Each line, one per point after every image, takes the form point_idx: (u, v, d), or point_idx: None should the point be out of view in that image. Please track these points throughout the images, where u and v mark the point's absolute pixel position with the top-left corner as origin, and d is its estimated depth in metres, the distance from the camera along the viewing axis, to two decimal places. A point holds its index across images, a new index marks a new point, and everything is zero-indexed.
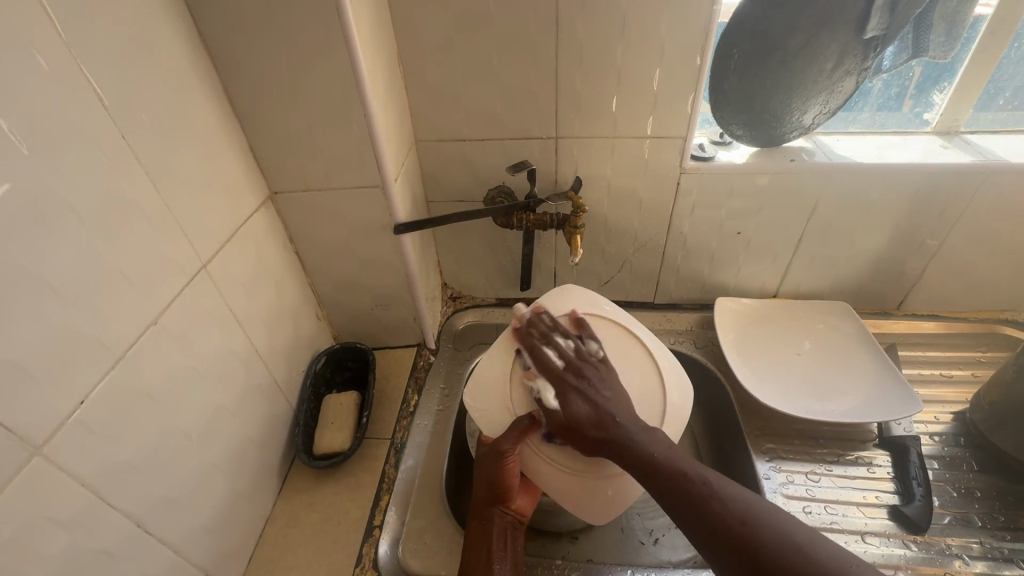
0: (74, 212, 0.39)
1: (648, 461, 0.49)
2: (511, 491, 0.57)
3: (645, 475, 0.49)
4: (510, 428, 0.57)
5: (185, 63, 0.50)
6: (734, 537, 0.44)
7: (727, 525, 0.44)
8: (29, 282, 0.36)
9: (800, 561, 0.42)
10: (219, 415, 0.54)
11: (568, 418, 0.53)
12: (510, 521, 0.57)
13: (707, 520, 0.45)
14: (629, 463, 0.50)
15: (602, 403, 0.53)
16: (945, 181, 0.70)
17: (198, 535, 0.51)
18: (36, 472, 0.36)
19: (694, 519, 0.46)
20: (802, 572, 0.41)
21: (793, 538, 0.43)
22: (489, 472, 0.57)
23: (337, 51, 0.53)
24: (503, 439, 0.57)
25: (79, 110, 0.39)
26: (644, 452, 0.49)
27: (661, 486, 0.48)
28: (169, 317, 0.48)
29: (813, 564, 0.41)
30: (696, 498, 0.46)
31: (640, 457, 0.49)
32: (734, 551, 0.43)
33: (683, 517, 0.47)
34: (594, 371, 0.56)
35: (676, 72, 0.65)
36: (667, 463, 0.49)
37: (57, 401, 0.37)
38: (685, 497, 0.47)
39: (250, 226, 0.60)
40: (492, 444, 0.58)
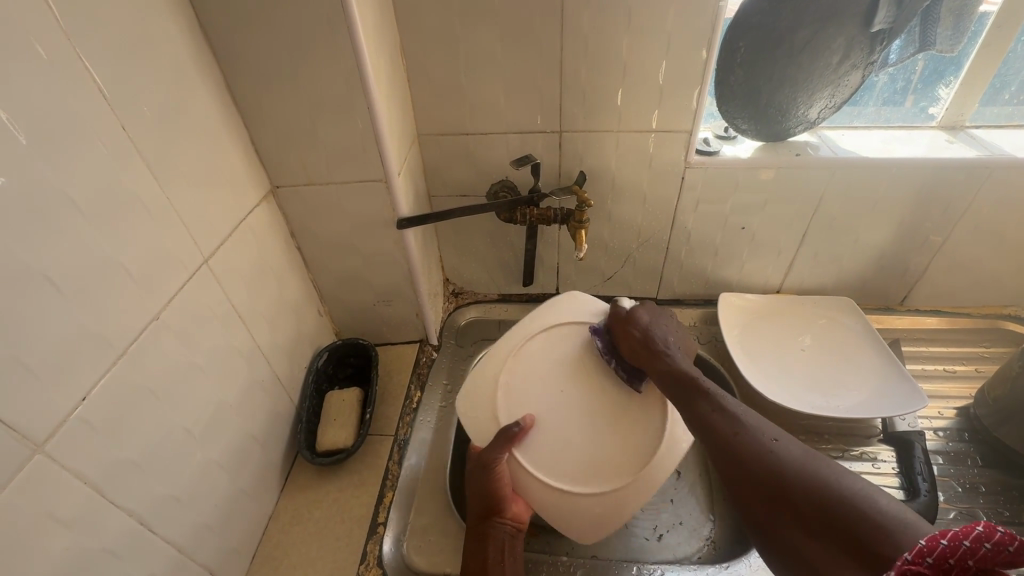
0: (75, 206, 0.38)
1: (684, 389, 0.52)
2: (505, 499, 0.56)
3: (674, 387, 0.53)
4: (498, 436, 0.58)
5: (186, 55, 0.49)
6: (749, 441, 0.44)
7: (745, 432, 0.45)
8: (30, 277, 0.35)
9: (809, 467, 0.41)
10: (222, 411, 0.53)
11: (631, 330, 0.61)
12: (509, 530, 0.56)
13: (723, 426, 0.46)
14: (664, 376, 0.55)
15: (661, 333, 0.61)
16: (951, 176, 0.70)
17: (201, 533, 0.50)
18: (37, 470, 0.35)
19: (712, 423, 0.47)
20: (809, 471, 0.40)
21: (808, 452, 0.43)
22: (479, 482, 0.57)
23: (340, 43, 0.52)
24: (489, 449, 0.58)
25: (79, 101, 0.38)
26: (680, 368, 0.55)
27: (689, 396, 0.51)
28: (171, 312, 0.47)
29: (824, 468, 0.41)
30: (718, 410, 0.48)
31: (677, 372, 0.54)
32: (745, 452, 0.44)
33: (700, 425, 0.48)
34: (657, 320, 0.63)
35: (682, 65, 0.64)
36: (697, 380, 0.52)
37: (58, 398, 0.36)
38: (708, 406, 0.49)
39: (251, 221, 0.60)
40: (480, 455, 0.59)
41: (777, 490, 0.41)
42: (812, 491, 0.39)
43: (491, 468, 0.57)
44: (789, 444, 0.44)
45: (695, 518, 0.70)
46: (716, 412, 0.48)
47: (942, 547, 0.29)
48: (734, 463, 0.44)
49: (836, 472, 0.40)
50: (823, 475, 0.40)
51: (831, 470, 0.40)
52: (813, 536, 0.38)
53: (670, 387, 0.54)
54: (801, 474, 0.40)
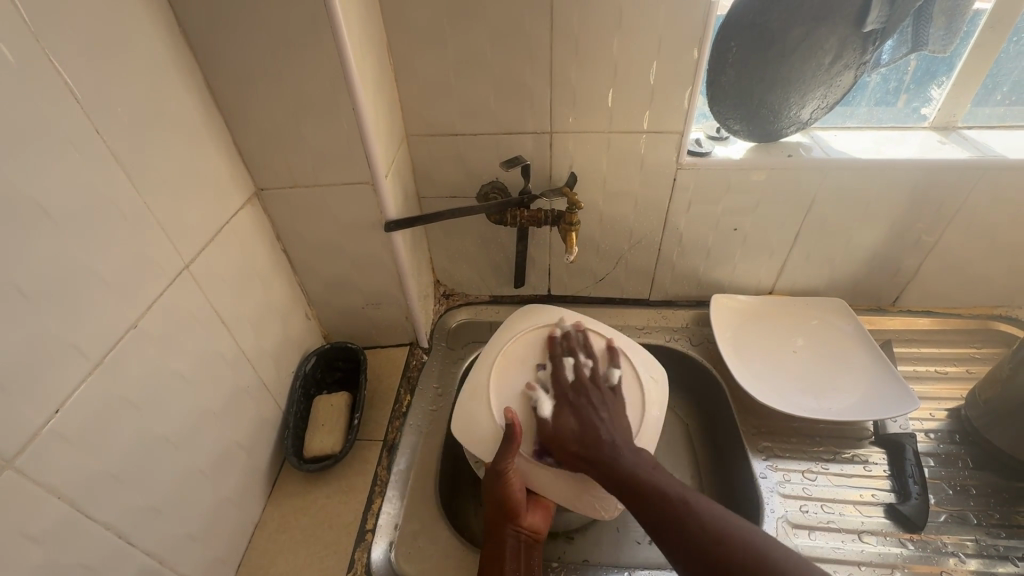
0: (46, 213, 0.37)
1: (626, 481, 0.52)
2: (519, 506, 0.57)
3: (616, 488, 0.52)
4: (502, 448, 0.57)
5: (164, 55, 0.48)
6: (702, 551, 0.45)
7: (693, 517, 0.48)
8: (1, 289, 0.34)
9: (762, 566, 0.43)
10: (205, 420, 0.52)
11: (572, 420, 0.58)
12: (525, 539, 0.56)
13: (678, 520, 0.48)
14: (612, 482, 0.53)
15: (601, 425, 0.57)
16: (943, 177, 0.70)
17: (184, 544, 0.50)
18: (7, 485, 0.34)
19: (666, 530, 0.48)
20: (764, 562, 0.43)
21: (766, 545, 0.45)
22: (492, 490, 0.57)
23: (324, 43, 0.51)
24: (497, 459, 0.57)
25: (51, 105, 0.37)
26: (624, 470, 0.53)
27: (640, 498, 0.51)
28: (150, 320, 0.46)
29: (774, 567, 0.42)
30: (676, 517, 0.48)
31: (622, 473, 0.53)
32: (705, 573, 0.44)
33: (659, 536, 0.48)
34: (597, 394, 0.61)
35: (673, 66, 0.63)
36: (649, 478, 0.52)
37: (29, 411, 0.35)
38: (661, 502, 0.49)
39: (236, 224, 0.59)
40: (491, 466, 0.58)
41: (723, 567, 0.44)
42: (763, 569, 0.43)
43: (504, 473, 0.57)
44: (733, 526, 0.47)
45: None
46: (659, 497, 0.50)
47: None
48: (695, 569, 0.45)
49: (778, 554, 0.44)
50: (771, 563, 0.43)
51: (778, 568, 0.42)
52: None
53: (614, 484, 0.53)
54: (752, 553, 0.44)
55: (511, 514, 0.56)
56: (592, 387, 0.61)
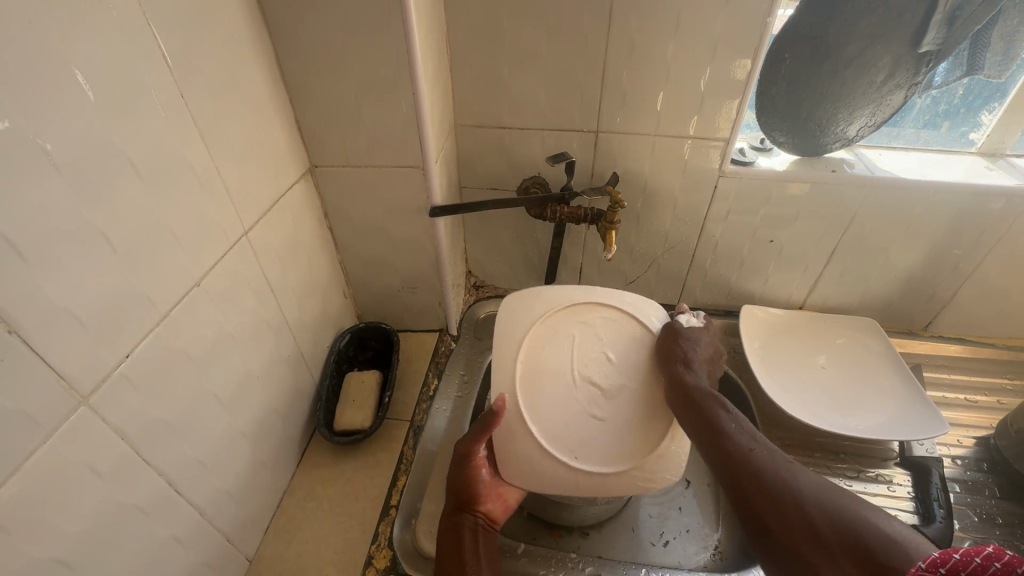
0: (132, 166, 0.39)
1: (688, 398, 0.52)
2: (481, 495, 0.57)
3: (685, 406, 0.52)
4: (466, 433, 0.58)
5: (242, 29, 0.50)
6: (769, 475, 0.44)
7: (754, 454, 0.46)
8: (89, 235, 0.36)
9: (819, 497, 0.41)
10: (249, 382, 0.54)
11: (670, 369, 0.56)
12: (481, 523, 0.56)
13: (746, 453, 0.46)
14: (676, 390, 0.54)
15: (696, 356, 0.58)
16: (988, 202, 0.69)
17: (222, 500, 0.51)
18: (81, 420, 0.36)
19: (733, 454, 0.46)
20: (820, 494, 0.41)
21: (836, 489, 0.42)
22: (453, 474, 0.58)
23: (392, 29, 0.53)
24: (461, 443, 0.58)
25: (145, 66, 0.39)
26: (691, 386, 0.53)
27: (702, 413, 0.50)
28: (210, 280, 0.48)
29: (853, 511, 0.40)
30: (745, 450, 0.46)
31: (704, 401, 0.52)
32: (756, 484, 0.44)
33: (712, 447, 0.48)
34: (695, 346, 0.59)
35: (726, 73, 0.64)
36: (706, 397, 0.52)
37: (104, 353, 0.37)
38: (730, 436, 0.48)
39: (290, 197, 0.61)
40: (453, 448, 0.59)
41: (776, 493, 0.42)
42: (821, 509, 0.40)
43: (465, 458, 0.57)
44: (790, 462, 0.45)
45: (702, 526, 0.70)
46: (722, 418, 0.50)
47: (954, 560, 0.30)
48: (751, 494, 0.43)
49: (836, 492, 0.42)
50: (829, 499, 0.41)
51: (857, 513, 0.39)
52: (822, 548, 0.38)
53: (679, 400, 0.53)
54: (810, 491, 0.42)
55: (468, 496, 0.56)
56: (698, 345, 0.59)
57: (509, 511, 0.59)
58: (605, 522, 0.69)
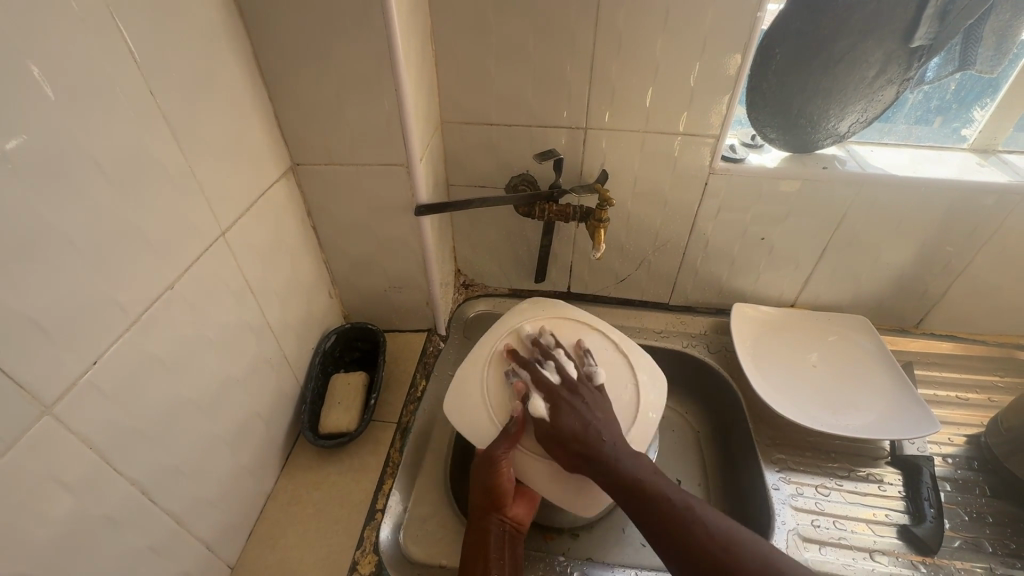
0: (97, 167, 0.37)
1: (625, 486, 0.51)
2: (506, 497, 0.56)
3: (623, 493, 0.51)
4: (500, 433, 0.56)
5: (216, 23, 0.48)
6: (701, 553, 0.46)
7: (700, 542, 0.47)
8: (50, 238, 0.34)
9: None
10: (228, 386, 0.53)
11: (562, 446, 0.54)
12: (508, 530, 0.56)
13: (678, 529, 0.48)
14: (608, 480, 0.51)
15: (594, 427, 0.54)
16: (980, 199, 0.68)
17: (201, 507, 0.50)
18: (45, 430, 0.35)
19: (667, 535, 0.48)
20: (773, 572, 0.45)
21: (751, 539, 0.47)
22: (481, 477, 0.56)
23: (373, 23, 0.51)
24: (492, 444, 0.56)
25: (111, 62, 0.38)
26: (625, 471, 0.51)
27: (645, 505, 0.50)
28: (185, 283, 0.46)
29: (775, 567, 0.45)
30: (674, 520, 0.48)
31: (626, 478, 0.51)
32: (711, 573, 0.45)
33: (664, 545, 0.48)
34: (590, 394, 0.58)
35: (715, 68, 0.63)
36: (643, 480, 0.51)
37: (70, 360, 0.36)
38: (673, 517, 0.49)
39: (270, 197, 0.59)
40: (485, 452, 0.57)
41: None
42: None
43: (494, 464, 0.55)
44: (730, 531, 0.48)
45: None
46: (665, 500, 0.50)
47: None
48: (693, 570, 0.46)
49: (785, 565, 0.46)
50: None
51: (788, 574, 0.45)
52: None
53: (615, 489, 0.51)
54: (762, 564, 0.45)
55: (496, 502, 0.56)
56: (580, 390, 0.58)
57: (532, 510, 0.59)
58: (594, 523, 0.68)
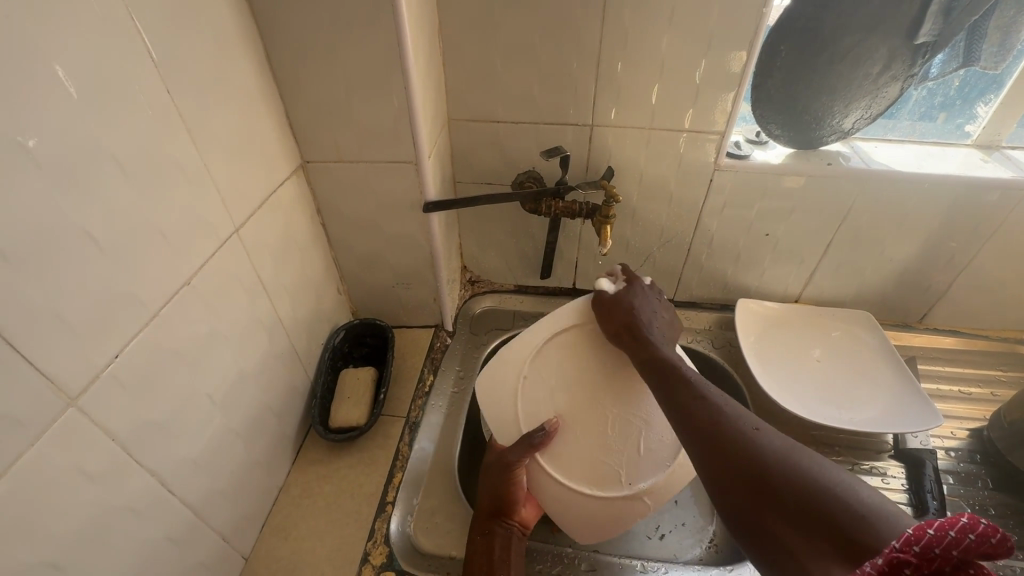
0: (117, 163, 0.38)
1: (664, 369, 0.52)
2: (516, 502, 0.57)
3: (657, 375, 0.52)
4: (521, 441, 0.57)
5: (229, 22, 0.49)
6: (727, 434, 0.44)
7: (717, 423, 0.45)
8: (72, 234, 0.35)
9: (791, 463, 0.41)
10: (242, 380, 0.54)
11: (610, 324, 0.59)
12: (515, 532, 0.57)
13: (706, 418, 0.46)
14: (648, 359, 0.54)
15: (647, 315, 0.59)
16: (983, 194, 0.69)
17: (216, 499, 0.51)
18: (69, 421, 0.35)
19: (694, 416, 0.47)
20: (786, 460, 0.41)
21: (797, 449, 0.43)
22: (496, 481, 0.57)
23: (383, 22, 0.52)
24: (512, 451, 0.57)
25: (129, 60, 0.38)
26: (663, 354, 0.53)
27: (672, 383, 0.51)
28: (200, 278, 0.47)
29: (800, 462, 0.41)
30: (696, 406, 0.48)
31: (664, 363, 0.52)
32: (721, 449, 0.44)
33: (682, 415, 0.48)
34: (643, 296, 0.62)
35: (721, 65, 0.63)
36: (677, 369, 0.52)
37: (93, 353, 0.37)
38: (695, 402, 0.48)
39: (281, 194, 0.60)
40: (501, 456, 0.58)
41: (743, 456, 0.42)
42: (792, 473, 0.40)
43: (510, 468, 0.57)
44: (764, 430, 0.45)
45: (698, 519, 0.70)
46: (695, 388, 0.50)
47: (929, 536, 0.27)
48: (705, 450, 0.45)
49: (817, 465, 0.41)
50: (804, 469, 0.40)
51: (811, 471, 0.40)
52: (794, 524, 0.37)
53: (652, 368, 0.53)
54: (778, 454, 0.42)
55: (505, 506, 0.57)
56: (633, 289, 0.61)
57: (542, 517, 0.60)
58: None
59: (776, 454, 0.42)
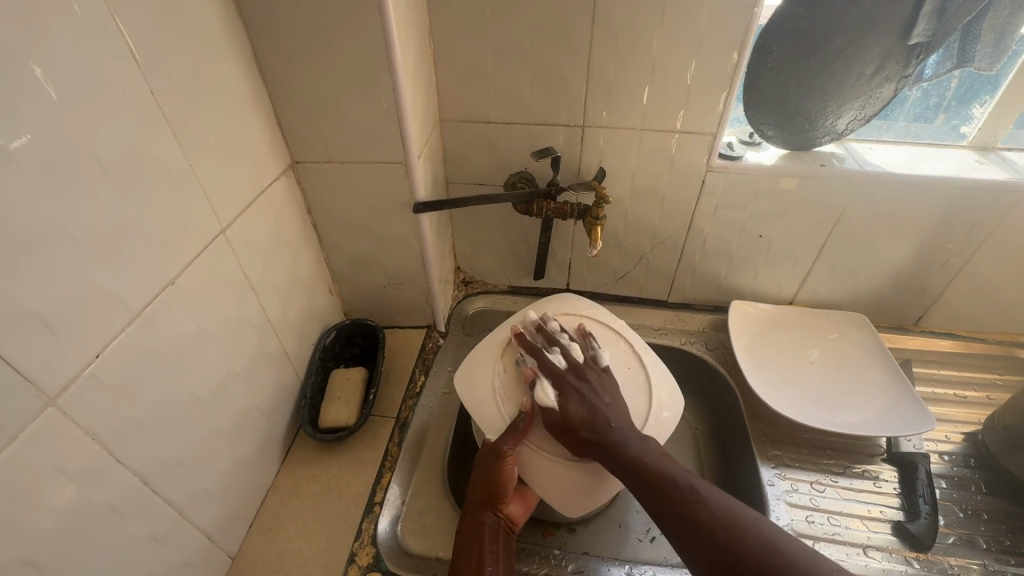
0: (99, 164, 0.38)
1: (633, 472, 0.51)
2: (506, 494, 0.56)
3: (635, 482, 0.50)
4: (508, 429, 0.56)
5: (216, 23, 0.49)
6: (716, 539, 0.45)
7: (707, 528, 0.46)
8: (52, 235, 0.35)
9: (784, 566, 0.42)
10: (229, 380, 0.54)
11: (569, 435, 0.54)
12: (502, 525, 0.56)
13: (689, 518, 0.47)
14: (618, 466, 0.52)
15: (603, 409, 0.55)
16: (979, 197, 0.68)
17: (203, 498, 0.51)
18: (49, 421, 0.36)
19: (684, 526, 0.47)
20: (783, 561, 0.42)
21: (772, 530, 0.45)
22: (485, 471, 0.55)
23: (370, 23, 0.52)
24: (504, 440, 0.56)
25: (111, 61, 0.39)
26: (632, 454, 0.52)
27: (652, 490, 0.49)
28: (186, 278, 0.47)
29: (793, 561, 0.42)
30: (684, 505, 0.48)
31: (631, 464, 0.51)
32: (723, 560, 0.44)
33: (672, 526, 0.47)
34: (595, 378, 0.58)
35: (711, 66, 0.63)
36: (656, 466, 0.51)
37: (74, 353, 0.37)
38: (679, 509, 0.47)
39: (270, 194, 0.60)
40: (492, 444, 0.57)
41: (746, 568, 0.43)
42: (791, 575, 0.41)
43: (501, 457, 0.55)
44: (748, 522, 0.46)
45: None
46: (675, 489, 0.49)
47: None
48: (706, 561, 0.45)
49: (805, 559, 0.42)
50: (800, 569, 0.41)
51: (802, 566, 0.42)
52: None
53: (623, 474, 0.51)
54: (774, 557, 0.42)
55: (495, 497, 0.55)
56: (576, 377, 0.58)
57: (529, 511, 0.59)
58: (591, 518, 0.69)
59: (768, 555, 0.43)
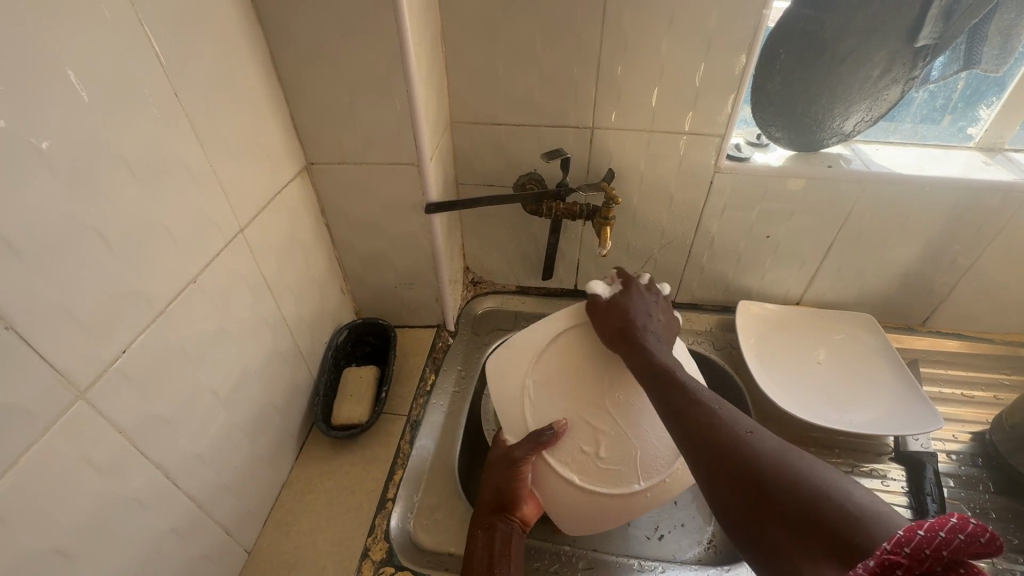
0: (126, 165, 0.39)
1: (652, 368, 0.55)
2: (520, 498, 0.57)
3: (650, 376, 0.55)
4: (530, 438, 0.59)
5: (235, 28, 0.50)
6: (719, 442, 0.45)
7: (715, 429, 0.46)
8: (81, 235, 0.36)
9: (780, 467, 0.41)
10: (246, 376, 0.55)
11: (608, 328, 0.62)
12: (516, 527, 0.56)
13: (698, 424, 0.48)
14: (642, 361, 0.57)
15: (642, 318, 0.62)
16: (985, 197, 0.69)
17: (220, 493, 0.52)
18: (77, 415, 0.37)
19: (691, 426, 0.48)
20: (781, 464, 0.42)
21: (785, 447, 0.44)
22: (501, 477, 0.58)
23: (385, 27, 0.53)
24: (518, 447, 0.59)
25: (137, 66, 0.40)
26: (657, 358, 0.56)
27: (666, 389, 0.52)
28: (206, 277, 0.48)
29: (796, 467, 0.41)
30: (692, 410, 0.49)
31: (654, 366, 0.55)
32: (722, 453, 0.44)
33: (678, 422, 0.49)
34: (647, 301, 0.65)
35: (720, 68, 0.64)
36: (671, 376, 0.53)
37: (100, 349, 0.38)
38: (690, 409, 0.49)
39: (285, 195, 0.61)
40: (507, 451, 0.60)
41: (740, 464, 0.43)
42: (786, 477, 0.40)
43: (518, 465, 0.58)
44: (759, 436, 0.45)
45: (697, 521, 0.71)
46: (691, 396, 0.51)
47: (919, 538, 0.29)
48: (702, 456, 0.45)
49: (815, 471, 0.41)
50: (801, 476, 0.40)
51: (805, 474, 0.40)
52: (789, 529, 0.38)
53: (640, 367, 0.56)
54: (773, 463, 0.42)
55: (510, 501, 0.57)
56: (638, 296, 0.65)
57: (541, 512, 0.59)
58: None
59: (770, 462, 0.42)
